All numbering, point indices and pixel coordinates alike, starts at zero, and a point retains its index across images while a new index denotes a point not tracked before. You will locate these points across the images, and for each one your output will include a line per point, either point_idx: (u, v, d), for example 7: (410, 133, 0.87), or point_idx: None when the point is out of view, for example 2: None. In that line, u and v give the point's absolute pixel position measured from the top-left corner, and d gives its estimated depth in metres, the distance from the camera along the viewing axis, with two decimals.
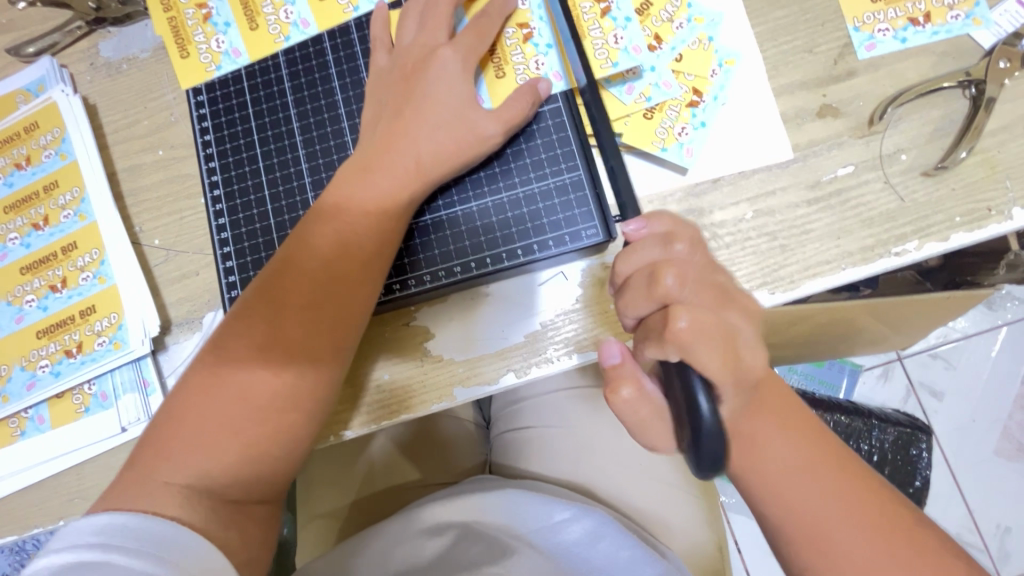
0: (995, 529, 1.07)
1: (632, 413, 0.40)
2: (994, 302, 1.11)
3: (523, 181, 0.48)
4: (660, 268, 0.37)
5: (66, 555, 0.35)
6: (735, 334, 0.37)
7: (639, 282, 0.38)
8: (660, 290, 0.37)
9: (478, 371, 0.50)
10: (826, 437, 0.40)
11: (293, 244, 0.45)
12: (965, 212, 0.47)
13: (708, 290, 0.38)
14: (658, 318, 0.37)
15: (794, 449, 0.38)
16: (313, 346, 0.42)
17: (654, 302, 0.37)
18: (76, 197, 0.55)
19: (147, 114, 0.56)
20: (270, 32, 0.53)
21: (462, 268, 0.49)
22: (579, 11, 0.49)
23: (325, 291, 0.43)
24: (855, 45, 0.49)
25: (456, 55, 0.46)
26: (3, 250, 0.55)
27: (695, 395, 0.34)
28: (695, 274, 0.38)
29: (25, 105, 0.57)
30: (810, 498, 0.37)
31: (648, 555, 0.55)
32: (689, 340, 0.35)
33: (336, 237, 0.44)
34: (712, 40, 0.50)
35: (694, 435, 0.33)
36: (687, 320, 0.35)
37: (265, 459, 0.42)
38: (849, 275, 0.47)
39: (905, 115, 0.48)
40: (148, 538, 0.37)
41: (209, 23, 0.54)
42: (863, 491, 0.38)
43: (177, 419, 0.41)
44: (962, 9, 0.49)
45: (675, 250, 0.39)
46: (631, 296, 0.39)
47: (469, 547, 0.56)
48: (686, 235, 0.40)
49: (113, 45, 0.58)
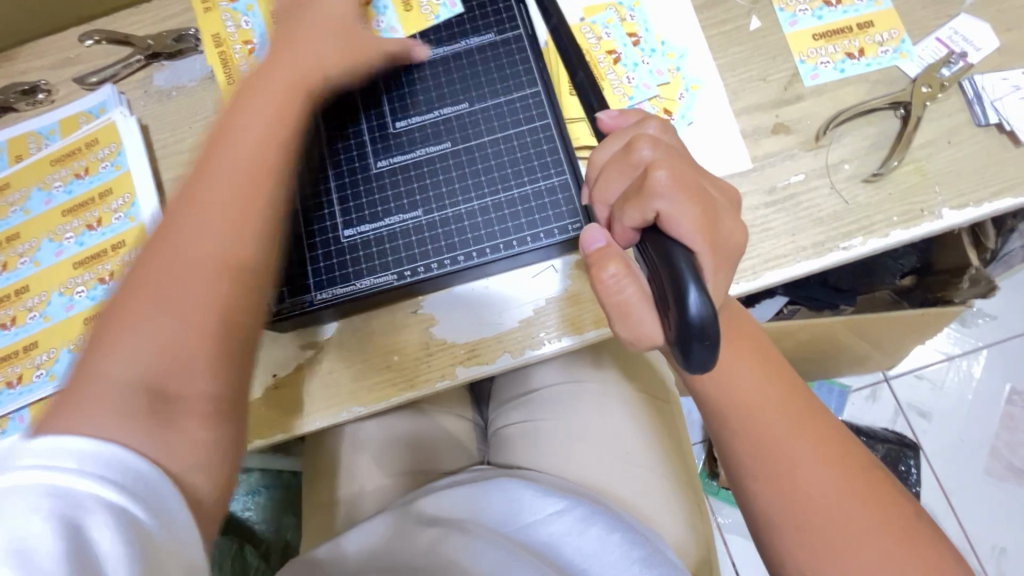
0: (991, 551, 1.09)
1: (619, 290, 0.37)
2: (967, 319, 1.17)
3: (519, 183, 0.56)
4: (635, 140, 0.40)
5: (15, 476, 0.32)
6: (713, 203, 0.39)
7: (614, 162, 0.41)
8: (636, 157, 0.39)
9: (479, 352, 0.56)
10: (791, 387, 0.45)
11: (223, 140, 0.45)
12: (902, 212, 0.54)
13: (680, 156, 0.40)
14: (636, 182, 0.39)
15: (764, 387, 0.45)
16: (249, 263, 0.43)
17: (632, 170, 0.39)
18: (127, 202, 0.62)
19: (192, 133, 0.65)
20: None
21: (464, 257, 0.55)
22: (615, 41, 0.59)
23: (256, 199, 0.44)
24: (801, 75, 0.58)
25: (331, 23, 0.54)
26: (59, 247, 0.62)
27: (683, 280, 0.32)
28: (668, 145, 0.40)
29: (87, 125, 0.65)
30: (781, 434, 0.43)
31: (637, 536, 0.60)
32: (667, 189, 0.37)
33: (225, 163, 0.44)
34: (681, 70, 0.59)
35: (680, 319, 0.32)
36: (667, 172, 0.37)
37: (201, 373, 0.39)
38: (804, 266, 0.54)
39: (847, 132, 0.56)
40: (113, 468, 0.34)
41: (252, 56, 0.64)
42: (824, 437, 0.43)
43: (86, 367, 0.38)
44: (890, 45, 0.58)
45: (647, 127, 0.42)
46: (609, 177, 0.41)
47: (461, 535, 0.59)
48: (653, 119, 0.43)
49: (165, 76, 0.67)
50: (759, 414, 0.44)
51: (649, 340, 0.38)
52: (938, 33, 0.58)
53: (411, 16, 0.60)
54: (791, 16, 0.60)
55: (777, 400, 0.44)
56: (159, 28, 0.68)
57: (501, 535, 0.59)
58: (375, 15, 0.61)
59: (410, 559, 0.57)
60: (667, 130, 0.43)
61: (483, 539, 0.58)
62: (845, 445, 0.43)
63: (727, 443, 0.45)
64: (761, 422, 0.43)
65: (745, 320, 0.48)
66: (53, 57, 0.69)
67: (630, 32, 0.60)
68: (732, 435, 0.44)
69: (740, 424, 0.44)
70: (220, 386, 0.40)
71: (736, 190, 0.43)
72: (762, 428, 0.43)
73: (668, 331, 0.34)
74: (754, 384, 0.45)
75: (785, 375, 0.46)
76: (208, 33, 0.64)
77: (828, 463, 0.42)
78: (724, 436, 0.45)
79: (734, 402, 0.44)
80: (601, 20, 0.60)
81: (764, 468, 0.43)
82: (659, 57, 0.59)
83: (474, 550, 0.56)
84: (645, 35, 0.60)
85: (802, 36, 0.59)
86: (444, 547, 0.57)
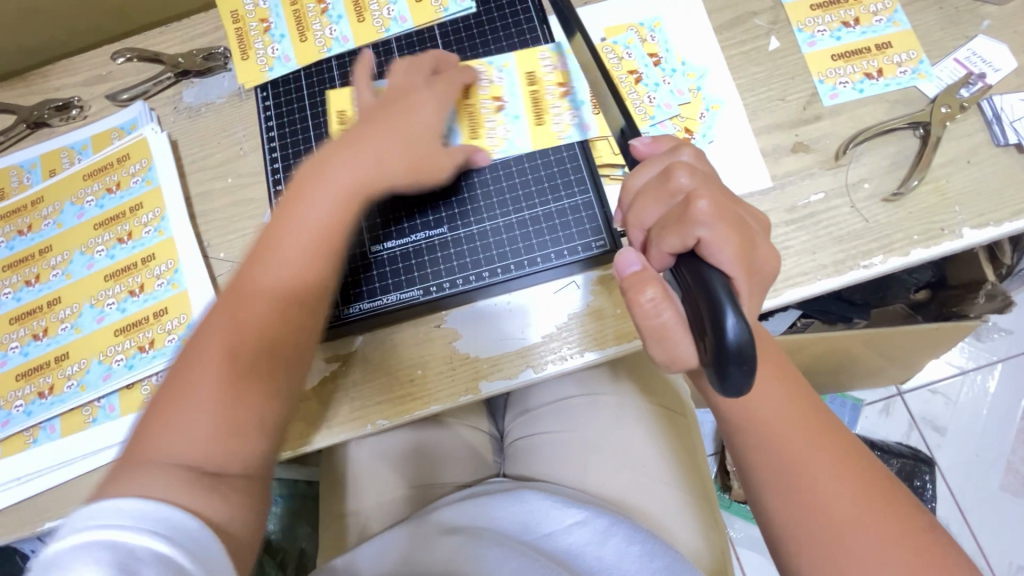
0: (1008, 568, 1.08)
1: (656, 314, 0.36)
2: (982, 333, 1.16)
3: (543, 201, 0.58)
4: (673, 168, 0.40)
5: (71, 538, 0.34)
6: (750, 230, 0.39)
7: (650, 188, 0.41)
8: (674, 184, 0.39)
9: (500, 366, 0.56)
10: (811, 405, 0.46)
11: (289, 202, 0.49)
12: (922, 231, 0.54)
13: (716, 184, 0.40)
14: (675, 210, 0.39)
15: (784, 404, 0.45)
16: (296, 291, 0.47)
17: (669, 198, 0.40)
18: (157, 216, 0.64)
19: (220, 148, 0.66)
20: (316, 44, 0.65)
21: (489, 273, 0.57)
22: (636, 61, 0.61)
23: (321, 252, 0.48)
24: (820, 95, 0.59)
25: (428, 98, 0.55)
26: (90, 260, 0.63)
27: (721, 302, 0.32)
28: (704, 172, 0.41)
29: (119, 140, 0.67)
30: (802, 451, 0.43)
31: (657, 547, 0.59)
32: (710, 218, 0.36)
33: (304, 218, 0.48)
34: (701, 90, 0.60)
35: (719, 342, 0.32)
36: (708, 201, 0.37)
37: (247, 431, 0.43)
38: (825, 284, 0.54)
39: (866, 151, 0.57)
40: (157, 520, 0.36)
41: (267, 34, 0.66)
42: (844, 454, 0.43)
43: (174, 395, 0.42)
44: (909, 66, 0.59)
45: (682, 156, 0.43)
46: (645, 201, 0.41)
47: (480, 543, 0.59)
48: (689, 148, 0.44)
49: (195, 93, 0.68)
50: (779, 430, 0.44)
51: (682, 363, 0.37)
52: (956, 54, 0.59)
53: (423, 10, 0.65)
54: (810, 36, 0.61)
55: (799, 419, 0.44)
56: (189, 46, 0.70)
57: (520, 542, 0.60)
58: (506, 126, 0.59)
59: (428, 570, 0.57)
60: (702, 157, 0.43)
61: (503, 546, 0.58)
62: (867, 463, 0.43)
63: (749, 463, 0.45)
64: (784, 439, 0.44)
65: (767, 338, 0.48)
66: (86, 73, 0.71)
67: (651, 52, 0.61)
68: (753, 451, 0.44)
69: (760, 440, 0.44)
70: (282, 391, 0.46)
71: (767, 216, 0.43)
72: (785, 446, 0.43)
73: (705, 356, 0.34)
74: (775, 401, 0.45)
75: (805, 393, 0.46)
76: (227, 9, 0.67)
77: (849, 481, 0.42)
78: (744, 452, 0.45)
79: (755, 420, 0.44)
80: (622, 41, 0.61)
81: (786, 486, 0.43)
82: (679, 76, 0.60)
83: (495, 557, 0.57)
84: (665, 55, 0.61)
85: (821, 56, 0.60)
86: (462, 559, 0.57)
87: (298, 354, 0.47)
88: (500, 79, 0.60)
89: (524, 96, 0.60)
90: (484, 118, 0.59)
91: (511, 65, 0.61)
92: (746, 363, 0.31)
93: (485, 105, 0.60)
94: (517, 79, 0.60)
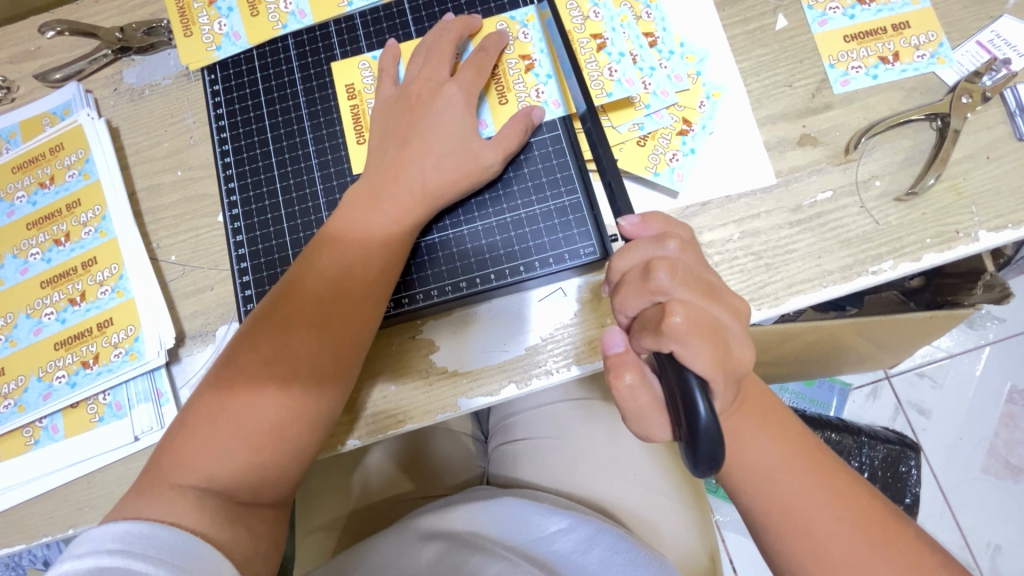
0: (985, 547, 1.07)
1: (633, 399, 0.37)
2: (976, 321, 1.13)
3: (526, 203, 0.53)
4: (654, 263, 0.36)
5: (87, 560, 0.35)
6: (725, 331, 0.36)
7: (631, 278, 0.38)
8: (654, 285, 0.36)
9: (480, 382, 0.52)
10: (801, 438, 0.43)
11: (328, 235, 0.49)
12: (936, 234, 0.50)
13: (700, 285, 0.36)
14: (654, 313, 0.35)
15: (775, 444, 0.42)
16: (326, 319, 0.45)
17: (649, 297, 0.36)
18: (97, 215, 0.57)
19: (168, 136, 0.59)
20: (269, 19, 0.58)
21: (467, 284, 0.52)
22: (631, 39, 0.54)
23: (350, 277, 0.47)
24: (831, 81, 0.54)
25: (458, 93, 0.51)
26: (24, 264, 0.57)
27: (690, 391, 0.32)
28: (686, 269, 0.37)
29: (51, 128, 0.60)
30: (799, 489, 0.41)
31: (642, 556, 0.54)
32: (685, 334, 0.33)
33: (332, 261, 0.47)
34: (701, 75, 0.54)
35: (690, 432, 0.31)
36: (683, 314, 0.34)
37: (270, 467, 0.43)
38: (830, 291, 0.50)
39: (878, 145, 0.52)
40: (166, 547, 0.37)
41: (213, 6, 0.59)
42: (840, 486, 0.41)
43: (205, 424, 0.43)
44: (927, 49, 0.54)
45: (668, 247, 0.38)
46: (624, 294, 0.38)
47: (464, 551, 0.54)
48: (677, 237, 0.39)
49: (136, 72, 0.61)
50: (774, 470, 0.41)
51: (660, 440, 0.38)
52: (978, 36, 0.54)
53: None
54: (821, 14, 0.55)
55: (791, 455, 0.42)
56: (127, 18, 0.62)
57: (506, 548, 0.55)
58: (538, 88, 0.53)
59: None
60: (689, 247, 0.39)
61: (485, 553, 0.54)
62: (849, 477, 0.42)
63: (749, 506, 0.42)
64: (766, 466, 0.41)
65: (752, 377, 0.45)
66: (11, 49, 0.63)
67: (646, 32, 0.55)
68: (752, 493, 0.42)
69: (757, 482, 0.41)
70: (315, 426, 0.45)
71: (749, 306, 0.39)
72: (770, 472, 0.41)
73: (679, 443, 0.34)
74: (765, 441, 0.42)
75: (793, 428, 0.43)
76: None
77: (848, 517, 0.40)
78: (738, 495, 0.43)
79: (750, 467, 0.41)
80: (616, 17, 0.55)
81: (773, 515, 0.41)
82: (677, 59, 0.54)
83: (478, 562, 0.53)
84: (663, 35, 0.55)
85: (833, 37, 0.54)
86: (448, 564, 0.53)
87: (330, 394, 0.45)
88: (525, 35, 0.55)
89: (552, 51, 0.54)
90: (512, 80, 0.54)
91: (535, 18, 0.55)
92: (716, 461, 0.32)
93: (511, 66, 0.54)
94: (544, 33, 0.54)
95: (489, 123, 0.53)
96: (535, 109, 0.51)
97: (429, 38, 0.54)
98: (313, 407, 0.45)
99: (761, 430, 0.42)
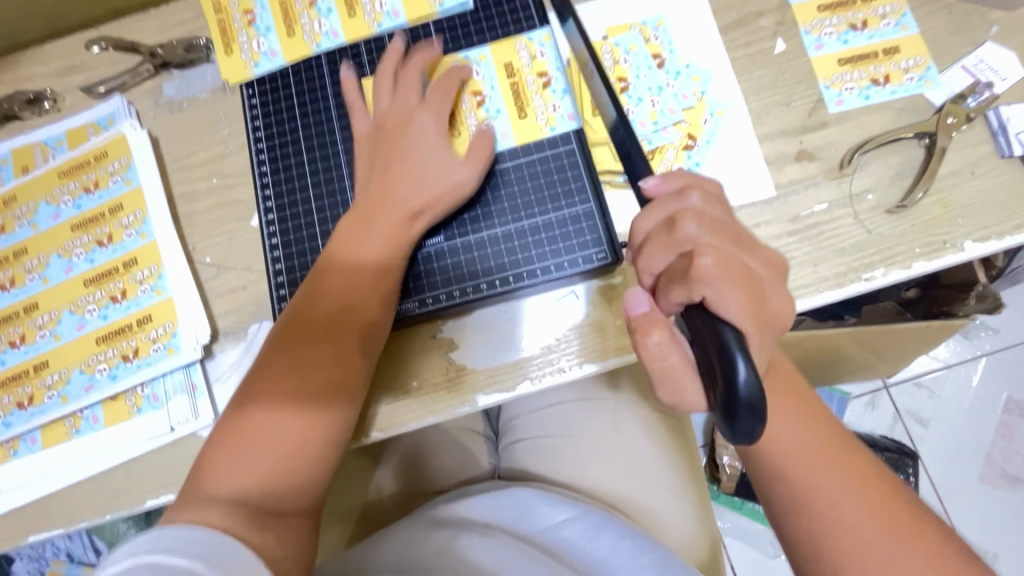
0: (983, 555, 1.09)
1: (664, 359, 0.38)
2: (970, 331, 1.16)
3: (542, 211, 0.56)
4: (679, 216, 0.40)
5: (124, 560, 0.36)
6: (755, 279, 0.39)
7: (656, 235, 0.41)
8: (680, 235, 0.39)
9: (497, 378, 0.55)
10: (827, 429, 0.46)
11: (363, 240, 0.52)
12: (925, 244, 0.54)
13: (727, 233, 0.40)
14: (681, 263, 0.39)
15: (801, 432, 0.45)
16: None
17: (676, 248, 0.39)
18: (138, 218, 0.61)
19: (204, 146, 0.63)
20: (304, 39, 0.63)
21: (487, 285, 0.56)
22: (640, 60, 0.59)
23: None
24: (826, 101, 0.58)
25: (430, 119, 0.55)
26: (68, 264, 0.61)
27: (729, 352, 0.34)
28: (712, 220, 0.40)
29: (96, 136, 0.64)
30: (825, 477, 0.43)
31: (648, 542, 0.57)
32: (715, 277, 0.37)
33: (366, 263, 0.51)
34: (705, 94, 0.58)
35: (729, 390, 0.33)
36: (712, 258, 0.37)
37: (309, 454, 0.47)
38: (825, 296, 0.54)
39: (870, 161, 0.56)
40: (194, 544, 0.38)
41: (251, 26, 0.63)
42: (864, 476, 0.43)
43: (246, 413, 0.46)
44: (916, 72, 0.58)
45: (690, 199, 0.41)
46: (652, 250, 0.40)
47: (469, 534, 0.57)
48: (699, 189, 0.42)
49: (175, 86, 0.65)
50: (798, 457, 0.44)
51: (691, 404, 0.39)
52: (963, 61, 0.58)
53: (418, 4, 0.62)
54: (816, 39, 0.59)
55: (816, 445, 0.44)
56: (168, 35, 0.66)
57: (512, 535, 0.57)
58: (553, 103, 0.58)
59: (422, 559, 0.55)
60: (712, 198, 0.42)
61: (490, 537, 0.56)
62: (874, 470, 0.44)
63: (776, 492, 0.45)
64: (793, 450, 0.44)
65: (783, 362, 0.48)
66: (58, 63, 0.67)
67: (654, 54, 0.59)
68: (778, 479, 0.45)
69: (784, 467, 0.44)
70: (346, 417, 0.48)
71: (782, 257, 0.42)
72: (789, 453, 0.44)
73: (711, 402, 0.36)
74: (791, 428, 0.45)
75: (819, 415, 0.46)
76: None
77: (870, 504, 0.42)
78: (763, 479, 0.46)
79: (776, 453, 0.44)
80: (626, 40, 0.59)
81: (799, 501, 0.44)
82: (683, 78, 0.58)
83: (480, 549, 0.54)
84: (670, 56, 0.59)
85: (828, 60, 0.58)
86: (458, 545, 0.55)
87: (346, 395, 0.49)
88: (542, 54, 0.59)
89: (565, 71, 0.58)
90: (465, 115, 0.58)
91: (487, 57, 0.60)
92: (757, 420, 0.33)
93: (530, 83, 0.58)
94: (559, 53, 0.59)
95: (453, 153, 0.57)
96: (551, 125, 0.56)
97: (455, 57, 0.58)
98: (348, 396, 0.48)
99: (785, 414, 0.45)
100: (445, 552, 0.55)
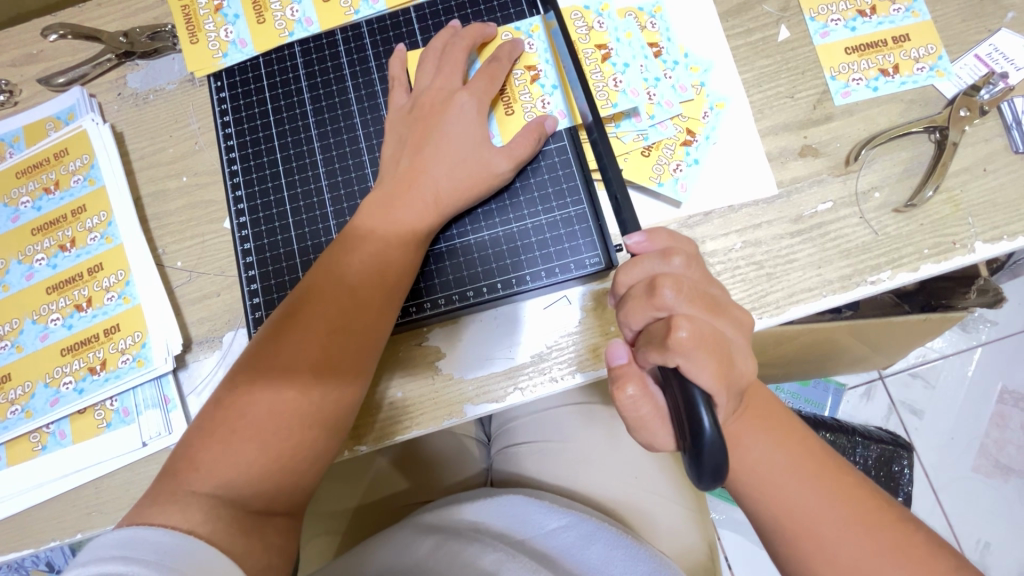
0: (975, 544, 1.09)
1: (636, 410, 0.39)
2: (969, 323, 1.15)
3: (532, 214, 0.53)
4: (659, 280, 0.38)
5: (90, 567, 0.34)
6: (727, 343, 0.37)
7: (636, 294, 0.39)
8: (659, 301, 0.37)
9: (486, 388, 0.53)
10: (807, 445, 0.44)
11: (343, 244, 0.49)
12: (933, 244, 0.51)
13: (704, 299, 0.38)
14: (659, 327, 0.37)
15: (779, 450, 0.43)
16: (337, 325, 0.46)
17: (655, 312, 0.38)
18: (103, 220, 0.57)
19: (173, 142, 0.59)
20: (276, 26, 0.58)
21: (473, 292, 0.53)
22: (637, 49, 0.55)
23: (364, 286, 0.47)
24: (832, 92, 0.54)
25: (469, 101, 0.51)
26: (29, 270, 0.57)
27: (696, 408, 0.33)
28: (692, 285, 0.38)
29: (55, 132, 0.59)
30: (810, 496, 0.42)
31: (641, 551, 0.55)
32: (691, 348, 0.35)
33: (342, 269, 0.48)
34: (704, 86, 0.55)
35: (694, 445, 0.33)
36: (688, 330, 0.35)
37: (286, 474, 0.44)
38: (829, 300, 0.51)
39: (877, 156, 0.53)
40: (168, 554, 0.36)
41: (219, 13, 0.59)
42: (850, 492, 0.42)
43: (218, 433, 0.43)
44: (927, 62, 0.55)
45: (673, 262, 0.40)
46: (630, 309, 0.39)
47: (459, 541, 0.54)
48: (682, 252, 0.40)
49: (140, 77, 0.61)
50: (779, 476, 0.43)
51: (662, 448, 0.40)
52: (977, 50, 0.54)
53: None
54: (823, 26, 0.56)
55: (798, 462, 0.43)
56: (131, 21, 0.61)
57: (505, 542, 0.55)
58: (544, 98, 0.54)
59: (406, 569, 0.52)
60: (694, 262, 0.40)
61: (481, 543, 0.54)
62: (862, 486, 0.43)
63: (762, 512, 0.43)
64: (776, 469, 0.43)
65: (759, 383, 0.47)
66: (13, 52, 0.63)
67: (651, 42, 0.56)
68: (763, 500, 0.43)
69: (767, 488, 0.42)
70: (325, 435, 0.45)
71: (752, 319, 0.40)
72: (771, 471, 0.43)
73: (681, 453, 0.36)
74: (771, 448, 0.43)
75: (796, 431, 0.45)
76: None
77: (858, 520, 0.41)
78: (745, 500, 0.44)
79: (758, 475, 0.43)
80: (622, 27, 0.56)
81: (784, 521, 0.42)
82: (682, 69, 0.55)
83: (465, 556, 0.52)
84: (667, 46, 0.56)
85: (835, 49, 0.55)
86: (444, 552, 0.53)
87: (343, 407, 0.46)
88: (531, 46, 0.55)
89: (558, 62, 0.54)
90: (518, 91, 0.54)
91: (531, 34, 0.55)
92: (719, 472, 0.33)
93: (518, 77, 0.54)
94: (550, 43, 0.55)
95: (496, 134, 0.53)
96: (547, 119, 0.52)
97: (439, 47, 0.54)
98: (326, 413, 0.45)
99: (762, 433, 0.44)
100: (432, 561, 0.52)
